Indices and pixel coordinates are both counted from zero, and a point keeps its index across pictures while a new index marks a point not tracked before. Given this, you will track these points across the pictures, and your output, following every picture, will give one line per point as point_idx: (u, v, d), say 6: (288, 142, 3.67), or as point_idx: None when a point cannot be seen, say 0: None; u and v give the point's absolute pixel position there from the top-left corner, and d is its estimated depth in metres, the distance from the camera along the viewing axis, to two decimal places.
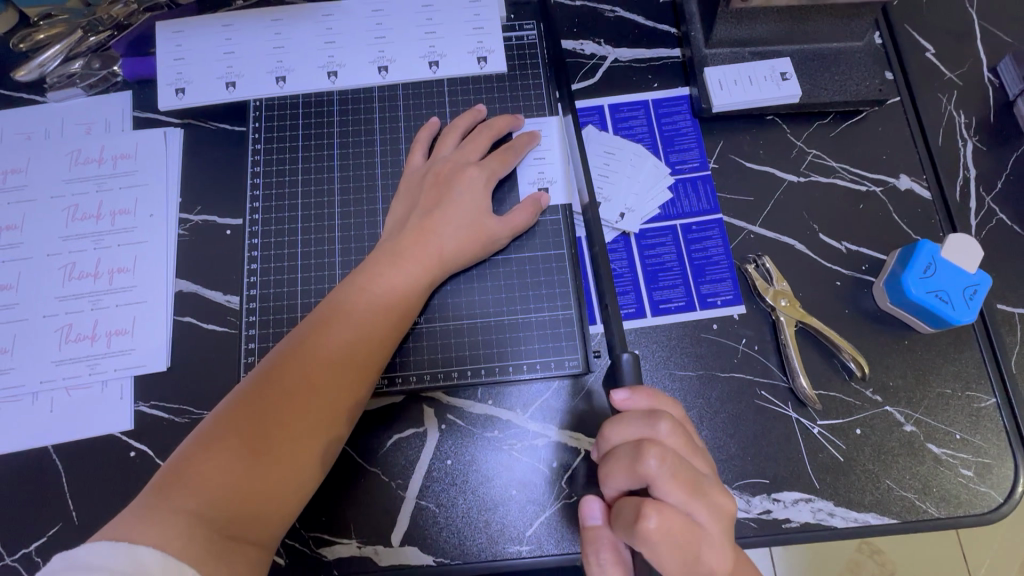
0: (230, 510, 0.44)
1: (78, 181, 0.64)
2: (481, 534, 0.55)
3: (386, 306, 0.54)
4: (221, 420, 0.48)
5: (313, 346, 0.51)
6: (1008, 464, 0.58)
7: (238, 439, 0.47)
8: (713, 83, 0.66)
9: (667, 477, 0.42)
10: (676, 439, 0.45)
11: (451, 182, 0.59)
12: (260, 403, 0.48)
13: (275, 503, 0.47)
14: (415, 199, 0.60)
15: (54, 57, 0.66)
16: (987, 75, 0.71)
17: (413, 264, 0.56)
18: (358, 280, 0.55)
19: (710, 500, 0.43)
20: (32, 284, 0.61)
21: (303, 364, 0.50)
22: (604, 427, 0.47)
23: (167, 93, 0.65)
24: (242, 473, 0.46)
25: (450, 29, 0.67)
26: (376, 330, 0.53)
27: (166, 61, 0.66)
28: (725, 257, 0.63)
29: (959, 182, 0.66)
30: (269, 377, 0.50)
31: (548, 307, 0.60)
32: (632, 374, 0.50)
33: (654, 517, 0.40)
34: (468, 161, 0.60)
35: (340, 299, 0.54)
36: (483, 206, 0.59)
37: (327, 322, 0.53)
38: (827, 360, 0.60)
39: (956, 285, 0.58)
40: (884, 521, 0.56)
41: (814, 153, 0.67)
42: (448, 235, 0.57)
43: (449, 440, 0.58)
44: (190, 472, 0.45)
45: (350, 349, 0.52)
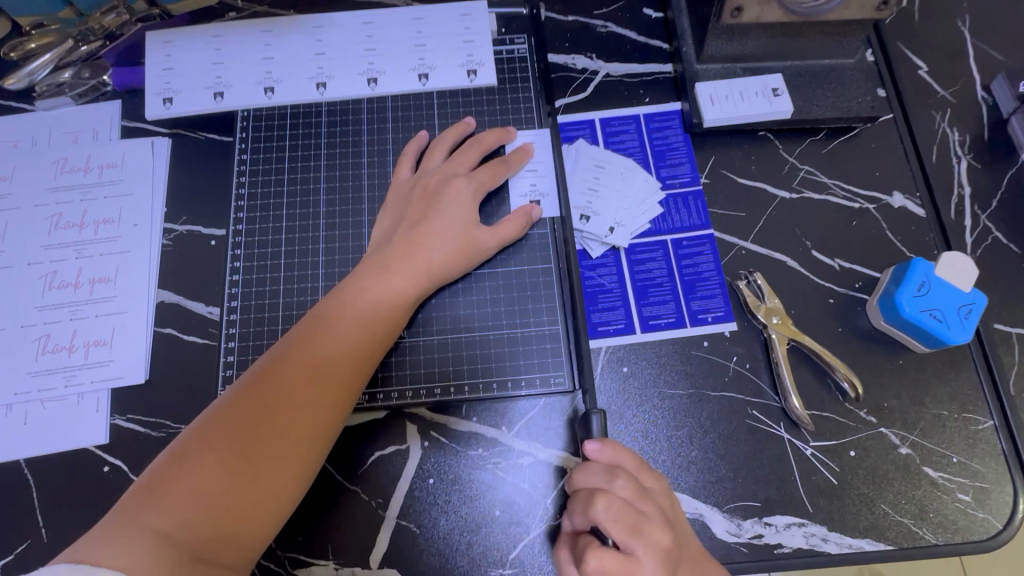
0: (202, 532, 0.43)
1: (63, 190, 0.64)
2: (462, 556, 0.54)
3: (371, 320, 0.53)
4: (198, 436, 0.47)
5: (295, 360, 0.50)
6: (1007, 488, 0.56)
7: (215, 455, 0.46)
8: (704, 98, 0.66)
9: (609, 524, 0.45)
10: (631, 492, 0.47)
11: (439, 195, 0.58)
12: (239, 419, 0.47)
13: (250, 523, 0.45)
14: (402, 212, 0.59)
15: (44, 66, 0.66)
16: (980, 92, 0.70)
17: (399, 278, 0.55)
18: (342, 294, 0.54)
19: (656, 554, 0.44)
20: (11, 293, 0.60)
21: (285, 380, 0.49)
22: (573, 473, 0.50)
23: (155, 103, 0.65)
24: (216, 493, 0.44)
25: (440, 42, 0.67)
26: (361, 344, 0.52)
27: (155, 70, 0.66)
28: (716, 272, 0.62)
29: (953, 199, 0.66)
30: (248, 392, 0.49)
31: (534, 322, 0.59)
32: (601, 431, 0.52)
33: (592, 558, 0.44)
34: (457, 173, 0.60)
35: (323, 314, 0.53)
36: (471, 218, 0.58)
37: (310, 336, 0.52)
38: (820, 379, 0.59)
39: (951, 304, 0.57)
40: (879, 547, 0.54)
41: (807, 169, 0.66)
42: (436, 248, 0.56)
43: (432, 458, 0.56)
44: (163, 491, 0.44)
45: (333, 364, 0.51)
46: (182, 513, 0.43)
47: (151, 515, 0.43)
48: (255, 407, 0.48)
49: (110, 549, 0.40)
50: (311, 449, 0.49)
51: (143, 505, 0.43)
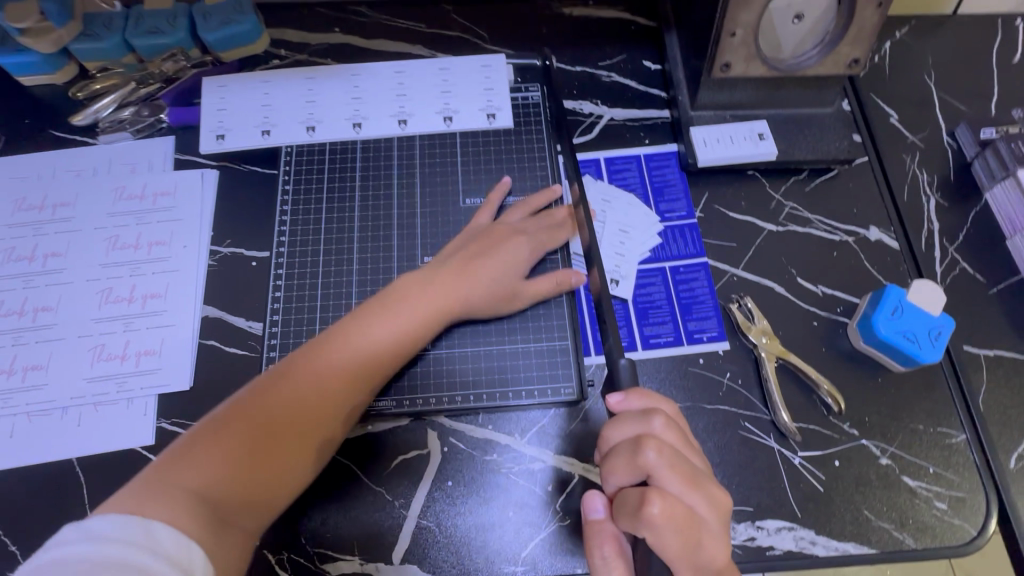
0: (230, 497, 0.47)
1: (120, 214, 0.70)
2: (478, 554, 0.58)
3: (411, 330, 0.59)
4: (236, 410, 0.50)
5: (330, 357, 0.55)
6: (980, 497, 0.61)
7: (254, 430, 0.50)
8: (698, 141, 0.73)
9: (667, 468, 0.45)
10: (671, 433, 0.48)
11: (502, 241, 0.64)
12: (279, 401, 0.52)
13: (274, 496, 0.50)
14: (466, 242, 0.65)
15: (108, 105, 0.74)
16: (946, 138, 0.78)
17: (431, 291, 0.60)
18: (379, 300, 0.60)
19: (706, 491, 0.46)
20: (70, 306, 0.66)
21: (320, 374, 0.54)
22: (604, 426, 0.49)
23: (209, 138, 0.73)
24: (252, 463, 0.49)
25: (463, 88, 0.75)
26: (398, 352, 0.58)
27: (210, 110, 0.74)
28: (710, 296, 0.69)
29: (924, 233, 0.73)
30: (286, 378, 0.53)
31: (545, 337, 0.65)
32: (629, 376, 0.55)
33: (657, 503, 0.43)
34: (519, 229, 0.66)
35: (361, 315, 0.58)
36: (518, 270, 0.64)
37: (347, 335, 0.56)
38: (806, 395, 0.64)
39: (921, 326, 0.63)
40: (864, 551, 0.59)
41: (791, 205, 0.74)
42: (484, 281, 0.62)
43: (451, 461, 0.61)
44: (199, 453, 0.47)
45: (365, 366, 0.56)
46: (215, 475, 0.47)
47: (188, 474, 0.46)
48: (290, 394, 0.52)
49: (150, 501, 0.43)
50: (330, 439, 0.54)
51: (178, 464, 0.46)
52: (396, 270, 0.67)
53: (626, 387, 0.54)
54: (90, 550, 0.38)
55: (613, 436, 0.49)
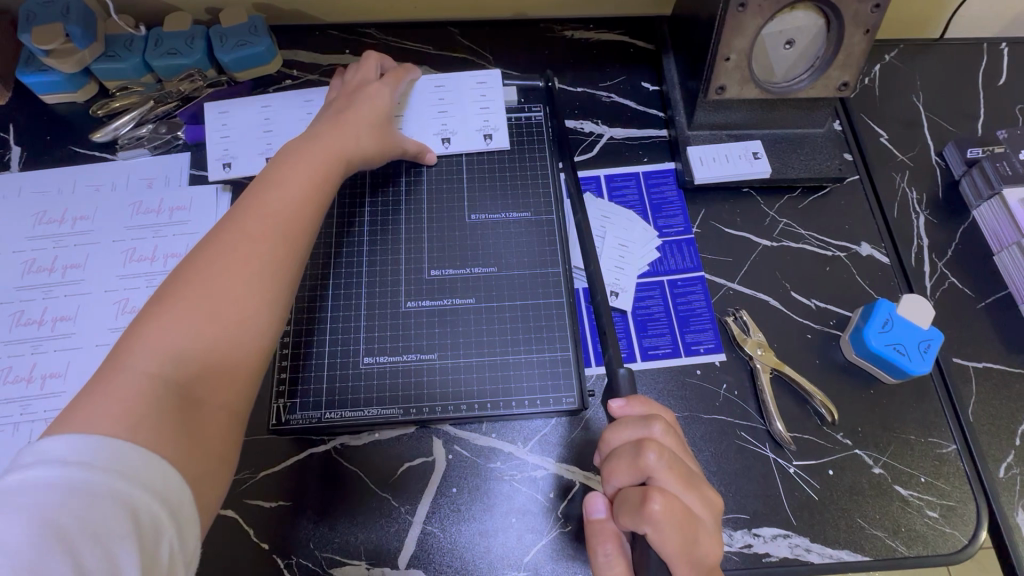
0: (187, 371, 0.46)
1: (137, 227, 0.73)
2: (481, 559, 0.60)
3: (305, 191, 0.59)
4: (152, 306, 0.48)
5: (231, 228, 0.53)
6: (971, 507, 0.63)
7: (172, 318, 0.48)
8: (695, 160, 0.76)
9: (667, 469, 0.47)
10: (670, 438, 0.50)
11: (359, 93, 0.70)
12: (188, 285, 0.49)
13: (231, 368, 0.49)
14: (327, 110, 0.69)
15: (127, 123, 0.78)
16: (935, 158, 0.81)
17: (322, 155, 0.62)
18: (268, 173, 0.59)
19: (703, 493, 0.47)
20: (88, 316, 0.68)
21: (223, 245, 0.52)
22: (607, 428, 0.51)
23: (216, 167, 0.75)
24: (187, 345, 0.47)
25: (459, 109, 0.78)
26: (298, 210, 0.57)
27: (214, 140, 0.76)
28: (707, 310, 0.71)
29: (914, 249, 0.75)
30: (191, 263, 0.51)
31: (548, 348, 0.67)
32: (628, 385, 0.58)
33: (659, 499, 0.45)
34: (372, 80, 0.72)
35: (253, 190, 0.57)
36: (384, 114, 0.69)
37: (244, 209, 0.55)
38: (800, 405, 0.66)
39: (911, 339, 0.65)
40: (857, 558, 0.60)
41: (785, 222, 0.76)
42: (359, 135, 0.66)
43: (455, 468, 0.63)
44: (133, 348, 0.46)
45: (272, 224, 0.55)
46: (161, 358, 0.46)
47: (129, 368, 0.45)
48: (201, 269, 0.50)
49: (97, 408, 0.42)
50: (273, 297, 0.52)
51: (116, 367, 0.45)
52: (404, 283, 0.69)
53: (625, 395, 0.57)
54: (54, 474, 0.37)
55: (615, 439, 0.51)
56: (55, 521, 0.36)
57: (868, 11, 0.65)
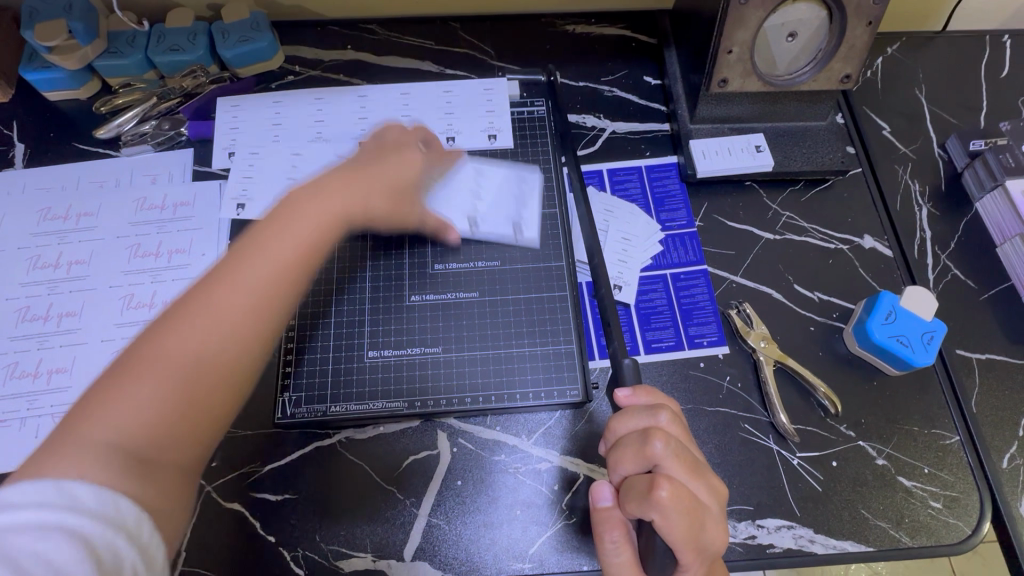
0: (149, 432, 0.43)
1: (142, 224, 0.73)
2: (486, 551, 0.60)
3: (310, 240, 0.54)
4: (126, 360, 0.45)
5: (223, 282, 0.49)
6: (974, 497, 0.63)
7: (145, 371, 0.44)
8: (697, 153, 0.76)
9: (673, 457, 0.47)
10: (676, 427, 0.50)
11: (390, 154, 0.65)
12: (169, 338, 0.46)
13: (196, 431, 0.45)
14: (354, 159, 0.64)
15: (130, 119, 0.77)
16: (937, 150, 0.81)
17: (329, 207, 0.56)
18: (273, 220, 0.54)
19: (709, 480, 0.48)
20: (94, 312, 0.68)
21: (211, 301, 0.48)
22: (613, 418, 0.52)
23: (229, 206, 0.73)
24: (153, 403, 0.44)
25: (497, 178, 0.74)
26: (299, 261, 0.52)
27: (235, 177, 0.75)
28: (710, 303, 0.71)
29: (917, 241, 0.75)
30: (175, 314, 0.47)
31: (551, 341, 0.67)
32: (632, 374, 0.58)
33: (666, 486, 0.45)
34: (411, 147, 0.68)
35: (253, 237, 0.52)
36: (410, 184, 0.66)
37: (239, 259, 0.50)
38: (804, 397, 0.66)
39: (914, 331, 0.65)
40: (861, 549, 0.61)
41: (788, 215, 0.76)
42: (375, 197, 0.61)
43: (460, 461, 0.63)
44: (95, 408, 0.42)
45: (266, 283, 0.50)
46: (124, 416, 0.42)
47: (88, 429, 0.41)
48: (186, 321, 0.47)
49: (58, 462, 0.39)
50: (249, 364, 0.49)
51: (81, 420, 0.42)
52: (409, 277, 0.69)
53: (630, 383, 0.56)
54: (6, 518, 0.35)
55: (621, 428, 0.51)
56: (12, 557, 0.34)
57: (870, 3, 0.65)
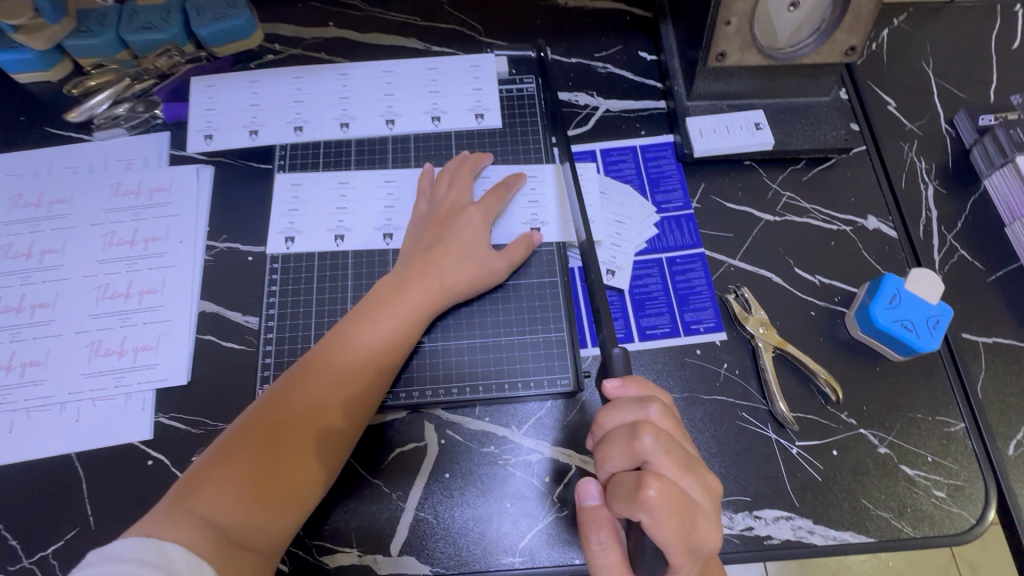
0: (248, 512, 0.49)
1: (116, 210, 0.70)
2: (476, 545, 0.58)
3: (394, 331, 0.59)
4: (230, 440, 0.52)
5: (317, 374, 0.56)
6: (979, 486, 0.61)
7: (253, 450, 0.51)
8: (694, 131, 0.73)
9: (663, 453, 0.44)
10: (666, 421, 0.48)
11: (453, 219, 0.65)
12: (274, 420, 0.53)
13: (289, 511, 0.51)
14: (419, 235, 0.65)
15: (102, 102, 0.74)
16: (945, 127, 0.78)
17: (409, 297, 0.60)
18: (361, 311, 0.60)
19: (700, 477, 0.46)
20: (68, 302, 0.66)
21: (305, 393, 0.55)
22: (600, 411, 0.49)
23: (278, 241, 0.68)
24: (255, 482, 0.50)
25: (552, 198, 0.70)
26: (383, 354, 0.58)
27: (281, 211, 0.69)
28: (707, 287, 0.68)
29: (923, 222, 0.72)
30: (276, 401, 0.55)
31: (541, 330, 0.65)
32: (623, 366, 0.55)
33: (654, 485, 0.42)
34: (466, 201, 0.66)
35: (341, 330, 0.59)
36: (481, 241, 0.64)
37: (328, 352, 0.57)
38: (804, 384, 0.64)
39: (919, 315, 0.63)
40: (861, 540, 0.59)
41: (788, 195, 0.73)
42: (449, 268, 0.62)
43: (448, 453, 0.61)
44: (207, 482, 0.49)
45: (350, 375, 0.56)
46: (230, 492, 0.49)
47: (197, 502, 0.48)
48: (288, 406, 0.54)
49: (177, 523, 0.46)
50: (331, 453, 0.55)
51: (198, 485, 0.49)
52: (392, 263, 0.67)
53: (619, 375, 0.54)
54: (113, 568, 0.41)
55: (609, 422, 0.48)
56: None
57: None
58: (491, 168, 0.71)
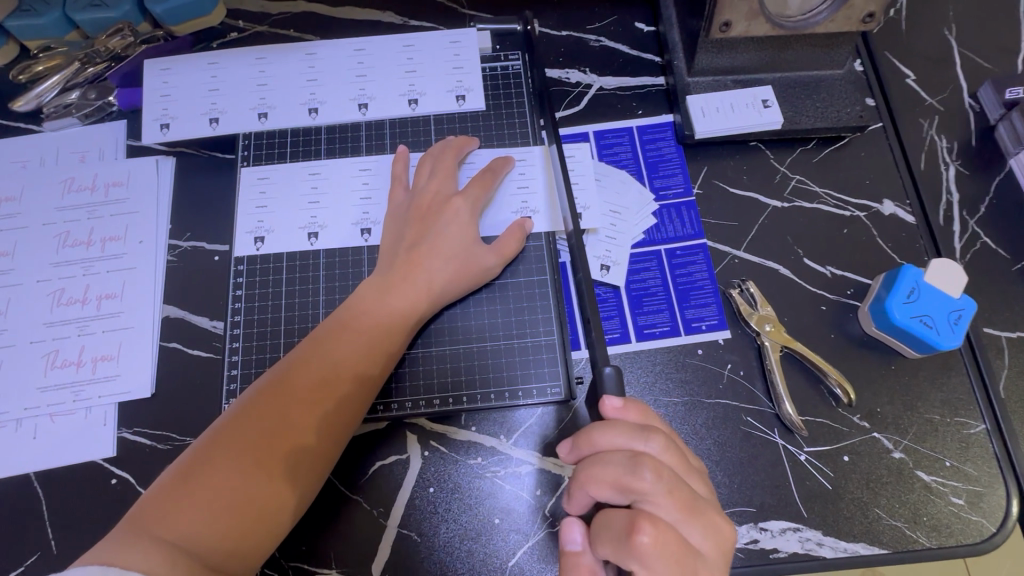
0: (216, 537, 0.44)
1: (70, 208, 0.65)
2: (463, 563, 0.54)
3: (379, 334, 0.55)
4: (198, 458, 0.47)
5: (295, 384, 0.51)
6: (1000, 492, 0.57)
7: (225, 466, 0.47)
8: (695, 110, 0.67)
9: (662, 492, 0.41)
10: (670, 456, 0.44)
11: (437, 213, 0.59)
12: (248, 432, 0.48)
13: (263, 535, 0.46)
14: (401, 230, 0.59)
15: (51, 88, 0.68)
16: (968, 100, 0.71)
17: (395, 302, 0.56)
18: (344, 315, 0.55)
19: (705, 520, 0.42)
20: (21, 310, 0.61)
21: (281, 405, 0.50)
22: (591, 436, 0.46)
23: (246, 242, 0.62)
24: (226, 503, 0.45)
25: (544, 184, 0.64)
26: (368, 361, 0.54)
27: (248, 208, 0.63)
28: (710, 281, 0.64)
29: (943, 206, 0.67)
30: (249, 412, 0.50)
31: (530, 333, 0.60)
32: (615, 387, 0.49)
33: (648, 530, 0.39)
34: (452, 190, 0.61)
35: (321, 336, 0.54)
36: (469, 235, 0.59)
37: (306, 360, 0.52)
38: (814, 385, 0.60)
39: (939, 309, 0.58)
40: (874, 551, 0.55)
41: (797, 178, 0.68)
42: (437, 267, 0.57)
43: (432, 466, 0.57)
44: (174, 502, 0.45)
45: (333, 385, 0.52)
46: (197, 515, 0.44)
47: (161, 527, 0.43)
48: (264, 417, 0.49)
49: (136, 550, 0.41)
50: (314, 470, 0.50)
51: (163, 505, 0.44)
52: (367, 262, 0.62)
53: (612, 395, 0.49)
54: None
55: (603, 450, 0.45)
56: None
57: None
58: (477, 152, 0.65)
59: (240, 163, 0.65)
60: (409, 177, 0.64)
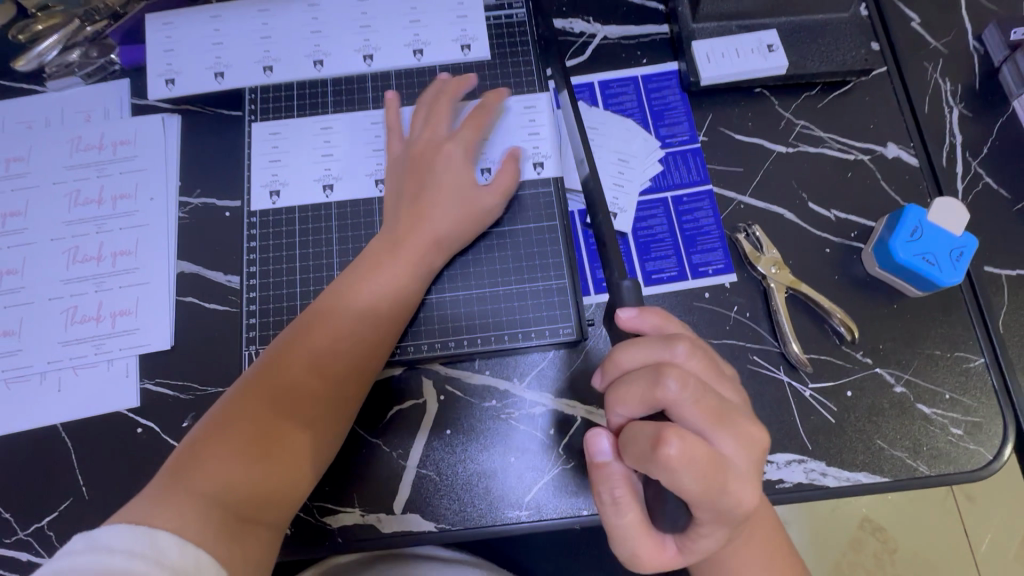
0: (246, 491, 0.46)
1: (79, 167, 0.65)
2: (481, 500, 0.57)
3: (392, 290, 0.55)
4: (224, 417, 0.49)
5: (313, 343, 0.52)
6: (998, 422, 0.59)
7: (251, 424, 0.48)
8: (701, 57, 0.67)
9: (690, 402, 0.42)
10: (696, 363, 0.45)
11: (432, 160, 0.60)
12: (270, 391, 0.50)
13: (291, 488, 0.48)
14: (402, 181, 0.60)
15: (51, 48, 0.66)
16: (972, 43, 0.71)
17: (407, 259, 0.56)
18: (355, 273, 0.56)
19: (736, 429, 0.42)
20: (38, 267, 0.62)
21: (301, 360, 0.51)
22: (619, 347, 0.46)
23: (259, 197, 0.63)
24: (254, 459, 0.47)
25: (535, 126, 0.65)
26: (382, 319, 0.54)
27: (260, 162, 0.64)
28: (716, 226, 0.64)
29: (945, 148, 0.67)
30: (269, 372, 0.51)
31: (542, 277, 0.61)
32: (634, 297, 0.51)
33: (676, 441, 0.39)
34: (443, 136, 0.61)
35: (336, 294, 0.55)
36: (465, 177, 0.60)
37: (324, 318, 0.53)
38: (817, 324, 0.61)
39: (941, 248, 0.59)
40: (875, 480, 0.57)
41: (802, 124, 0.68)
42: (440, 217, 0.58)
43: (448, 410, 0.59)
44: (203, 459, 0.46)
45: (352, 343, 0.53)
46: (226, 470, 0.46)
47: (192, 482, 0.45)
48: (285, 375, 0.51)
49: (169, 508, 0.43)
50: (336, 425, 0.52)
51: (193, 462, 0.46)
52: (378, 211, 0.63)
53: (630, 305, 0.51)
54: (102, 560, 0.38)
55: (626, 361, 0.46)
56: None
57: None
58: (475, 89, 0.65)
59: (248, 117, 0.65)
60: (403, 126, 0.64)
